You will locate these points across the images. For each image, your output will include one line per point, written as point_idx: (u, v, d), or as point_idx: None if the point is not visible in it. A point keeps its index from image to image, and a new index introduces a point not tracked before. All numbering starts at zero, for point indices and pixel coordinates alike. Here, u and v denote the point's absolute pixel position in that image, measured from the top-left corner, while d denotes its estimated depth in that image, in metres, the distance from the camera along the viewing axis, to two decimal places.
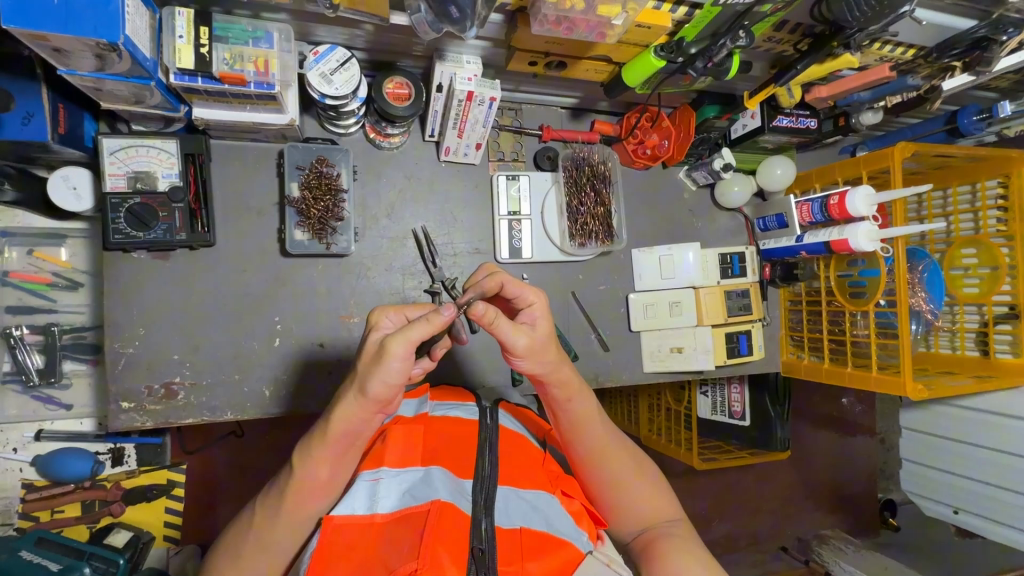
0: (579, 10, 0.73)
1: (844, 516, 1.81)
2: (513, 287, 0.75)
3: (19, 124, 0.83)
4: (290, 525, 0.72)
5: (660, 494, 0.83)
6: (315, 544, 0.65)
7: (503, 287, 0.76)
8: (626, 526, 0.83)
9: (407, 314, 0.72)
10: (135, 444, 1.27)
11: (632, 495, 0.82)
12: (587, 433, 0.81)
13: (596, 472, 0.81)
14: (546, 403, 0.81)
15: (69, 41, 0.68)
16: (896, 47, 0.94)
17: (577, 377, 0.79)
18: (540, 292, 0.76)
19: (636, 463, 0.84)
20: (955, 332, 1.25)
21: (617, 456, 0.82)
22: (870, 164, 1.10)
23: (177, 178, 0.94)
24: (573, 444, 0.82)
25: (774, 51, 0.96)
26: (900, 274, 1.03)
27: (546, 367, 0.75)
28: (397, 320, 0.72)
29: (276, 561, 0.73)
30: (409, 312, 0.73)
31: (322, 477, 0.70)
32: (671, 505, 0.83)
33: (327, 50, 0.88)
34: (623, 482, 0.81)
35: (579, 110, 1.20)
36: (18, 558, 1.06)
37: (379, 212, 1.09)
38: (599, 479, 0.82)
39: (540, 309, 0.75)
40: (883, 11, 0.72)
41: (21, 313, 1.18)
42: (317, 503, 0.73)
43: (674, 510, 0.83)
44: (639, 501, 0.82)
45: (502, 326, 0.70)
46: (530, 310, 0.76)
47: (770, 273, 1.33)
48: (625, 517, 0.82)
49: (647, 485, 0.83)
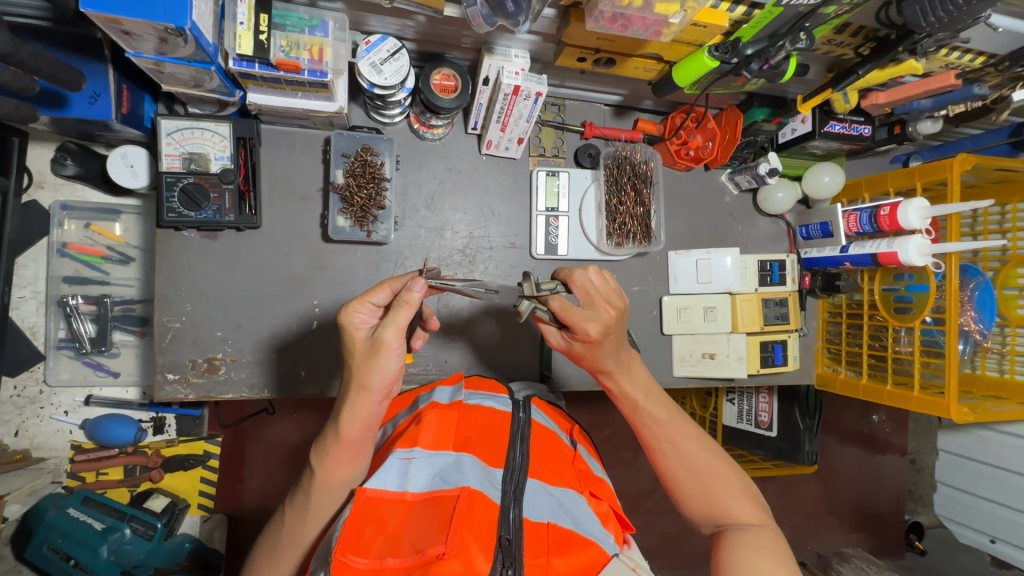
0: (637, 7, 0.72)
1: (868, 535, 1.76)
2: (566, 313, 0.76)
3: (86, 103, 0.88)
4: (329, 490, 0.74)
5: (746, 494, 0.78)
6: (347, 512, 0.65)
7: (573, 279, 0.80)
8: (700, 513, 0.79)
9: (373, 302, 0.73)
10: (176, 414, 1.32)
11: (712, 488, 0.78)
12: (660, 422, 0.82)
13: (669, 455, 0.81)
14: (619, 398, 0.86)
15: (139, 25, 0.70)
16: (964, 53, 0.89)
17: (642, 376, 0.85)
18: (582, 279, 0.79)
19: (716, 457, 0.81)
20: (1005, 354, 1.17)
21: (690, 445, 0.81)
22: (926, 175, 1.05)
23: (229, 161, 0.97)
24: (646, 426, 0.83)
25: (833, 54, 0.93)
26: (952, 291, 0.99)
27: (612, 363, 0.82)
28: (369, 316, 0.74)
29: (313, 524, 0.75)
30: (371, 299, 0.73)
31: (352, 441, 0.72)
32: (757, 511, 0.77)
33: (378, 41, 0.88)
34: (698, 467, 0.80)
35: (622, 108, 1.19)
36: (67, 515, 1.15)
37: (419, 202, 1.10)
38: (672, 465, 0.81)
39: (591, 293, 0.79)
40: (962, 17, 0.69)
41: (76, 283, 1.26)
42: (351, 472, 0.75)
43: (762, 516, 0.77)
44: (722, 496, 0.77)
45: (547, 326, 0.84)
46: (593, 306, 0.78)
47: (810, 283, 1.28)
48: (704, 506, 0.78)
49: (731, 483, 0.78)
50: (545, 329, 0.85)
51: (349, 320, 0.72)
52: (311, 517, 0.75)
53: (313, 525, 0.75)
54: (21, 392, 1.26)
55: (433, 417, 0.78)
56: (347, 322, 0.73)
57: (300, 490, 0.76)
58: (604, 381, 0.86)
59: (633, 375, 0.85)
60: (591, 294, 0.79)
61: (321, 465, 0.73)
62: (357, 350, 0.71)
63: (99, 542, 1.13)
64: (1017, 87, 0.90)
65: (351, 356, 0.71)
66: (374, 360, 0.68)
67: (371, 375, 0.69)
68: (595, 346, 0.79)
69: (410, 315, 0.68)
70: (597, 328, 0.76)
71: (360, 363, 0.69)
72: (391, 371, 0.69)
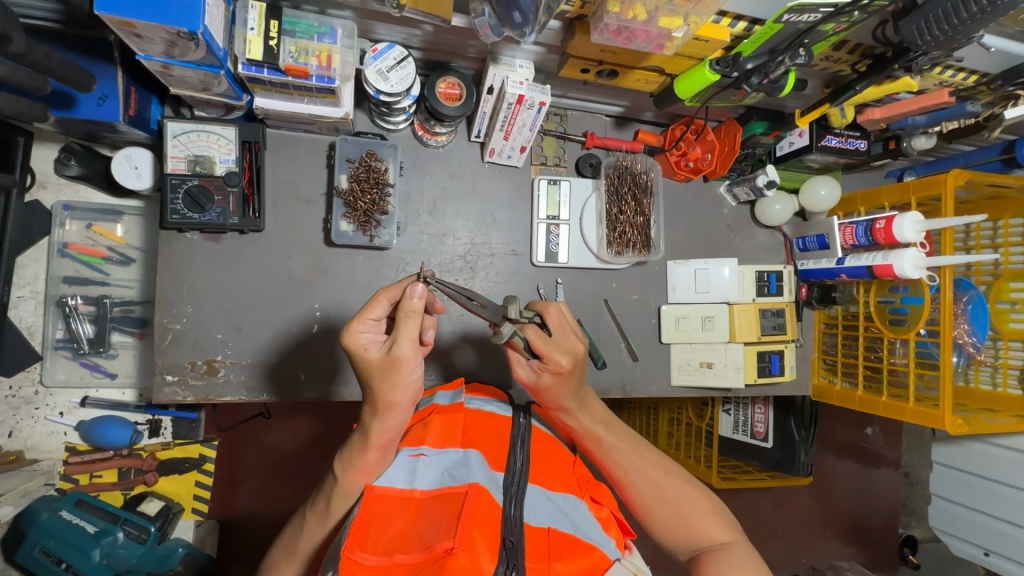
0: (641, 21, 0.73)
1: (861, 548, 1.77)
2: (541, 344, 0.76)
3: (94, 104, 0.88)
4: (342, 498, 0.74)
5: (716, 513, 0.79)
6: (356, 511, 0.65)
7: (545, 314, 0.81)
8: (675, 541, 0.79)
9: (373, 318, 0.72)
10: (172, 417, 1.32)
11: (684, 512, 0.79)
12: (622, 453, 0.82)
13: (635, 485, 0.81)
14: (579, 432, 0.85)
15: (152, 28, 0.71)
16: (957, 72, 0.93)
17: (601, 410, 0.86)
18: (556, 309, 0.82)
19: (682, 478, 0.82)
20: (997, 368, 1.18)
21: (655, 473, 0.81)
22: (920, 190, 1.07)
23: (234, 164, 0.97)
24: (609, 458, 0.83)
25: (830, 70, 0.95)
26: (946, 304, 1.00)
27: (573, 400, 0.82)
28: (371, 330, 0.72)
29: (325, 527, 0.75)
30: (370, 314, 0.71)
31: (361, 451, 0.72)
32: (728, 528, 0.78)
33: (385, 48, 0.90)
34: (667, 494, 0.80)
35: (623, 119, 1.21)
36: (60, 518, 1.13)
37: (421, 208, 1.11)
38: (641, 497, 0.81)
39: (564, 327, 0.81)
40: (955, 37, 0.70)
41: (76, 283, 1.26)
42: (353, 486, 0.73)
43: (733, 533, 0.78)
44: (693, 519, 0.78)
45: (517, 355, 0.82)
46: (566, 340, 0.79)
47: (806, 294, 1.29)
48: (677, 532, 0.79)
49: (700, 504, 0.80)
50: (514, 357, 0.83)
51: (353, 343, 0.70)
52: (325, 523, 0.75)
53: (325, 530, 0.75)
54: (16, 393, 1.25)
55: (440, 420, 0.79)
56: (352, 345, 0.70)
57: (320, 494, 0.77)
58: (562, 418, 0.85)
59: (591, 410, 0.85)
60: (564, 322, 0.81)
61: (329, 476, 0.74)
62: (374, 371, 0.69)
63: (92, 546, 1.11)
64: (1008, 105, 0.90)
65: (367, 376, 0.70)
66: (396, 376, 0.68)
67: (395, 389, 0.69)
68: (564, 379, 0.79)
69: (419, 323, 0.68)
70: (569, 359, 0.77)
71: (381, 382, 0.69)
72: (414, 381, 0.70)
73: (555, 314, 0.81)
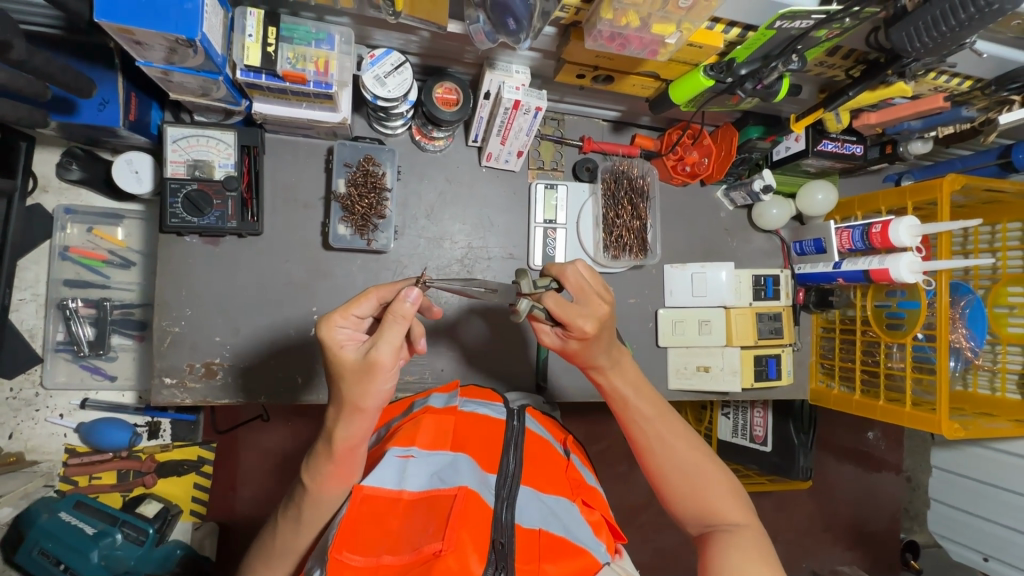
0: (634, 28, 0.74)
1: (862, 554, 1.76)
2: (561, 311, 0.76)
3: (95, 110, 0.89)
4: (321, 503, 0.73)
5: (733, 494, 0.79)
6: (344, 510, 0.65)
7: (564, 279, 0.81)
8: (689, 515, 0.79)
9: (357, 314, 0.72)
10: (171, 419, 1.33)
11: (700, 488, 0.79)
12: (650, 420, 0.83)
13: (658, 454, 0.81)
14: (607, 394, 0.86)
15: (151, 35, 0.72)
16: (951, 78, 0.92)
17: (631, 374, 0.85)
18: (576, 271, 0.81)
19: (705, 455, 0.82)
20: (996, 372, 1.18)
21: (677, 446, 0.81)
22: (917, 195, 1.07)
23: (233, 168, 0.98)
24: (635, 423, 0.83)
25: (825, 76, 0.96)
26: (942, 309, 1.01)
27: (601, 362, 0.82)
28: (351, 327, 0.71)
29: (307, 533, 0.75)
30: (354, 310, 0.71)
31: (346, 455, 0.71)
32: (743, 510, 0.78)
33: (382, 54, 0.91)
34: (687, 467, 0.80)
35: (620, 123, 1.22)
36: (58, 520, 1.14)
37: (419, 213, 1.12)
38: (662, 466, 0.81)
39: (585, 291, 0.80)
40: (946, 43, 0.71)
41: (77, 286, 1.27)
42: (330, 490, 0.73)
43: (748, 516, 0.77)
44: (709, 496, 0.78)
45: (541, 324, 0.84)
46: (589, 304, 0.78)
47: (804, 298, 1.30)
48: (691, 506, 0.79)
49: (718, 483, 0.79)
50: (539, 328, 0.85)
51: (332, 339, 0.69)
52: (304, 528, 0.75)
53: (306, 536, 0.76)
54: (17, 395, 1.26)
55: (430, 421, 0.79)
56: (329, 339, 0.69)
57: (290, 501, 0.76)
58: (596, 377, 0.85)
59: (623, 371, 0.85)
60: (584, 287, 0.80)
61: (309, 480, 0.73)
62: (347, 372, 0.67)
63: (90, 546, 1.12)
64: (1003, 110, 0.92)
65: (339, 377, 0.68)
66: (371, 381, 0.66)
67: (365, 394, 0.68)
68: (592, 345, 0.79)
69: (405, 331, 0.67)
70: (593, 324, 0.76)
71: (353, 384, 0.67)
72: (386, 391, 0.68)
73: (573, 279, 0.81)
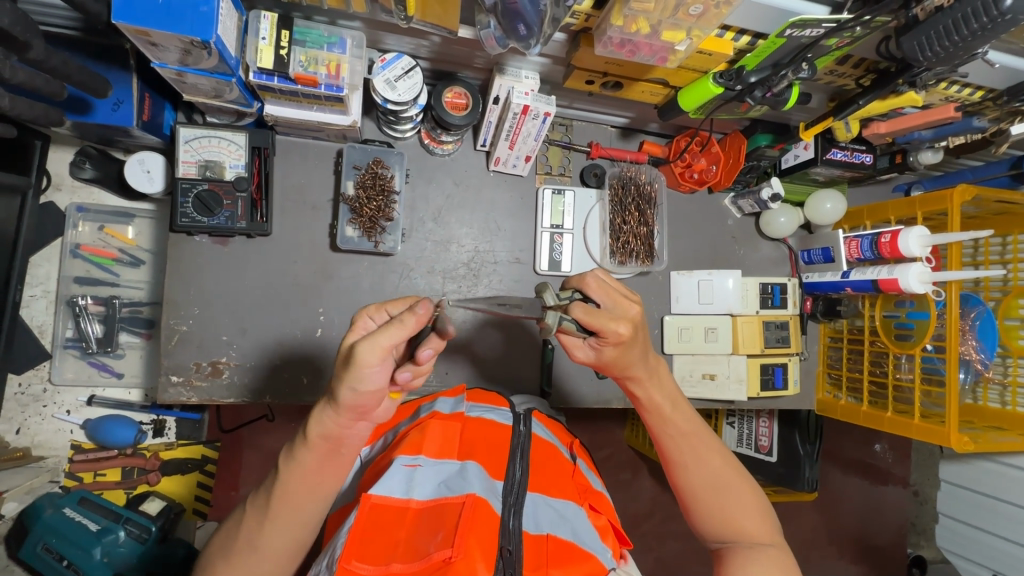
0: (644, 34, 0.74)
1: (868, 567, 1.74)
2: (590, 318, 0.70)
3: (109, 110, 0.91)
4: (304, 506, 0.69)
5: (759, 515, 0.79)
6: (352, 520, 0.65)
7: (587, 289, 0.77)
8: (709, 529, 0.80)
9: (388, 311, 0.67)
10: (176, 417, 1.34)
11: (728, 507, 0.79)
12: (685, 436, 0.82)
13: (688, 470, 0.81)
14: (640, 407, 0.83)
15: (166, 37, 0.73)
16: (963, 87, 0.93)
17: (669, 390, 0.82)
18: (598, 281, 0.76)
19: (736, 473, 0.81)
20: (1007, 386, 1.17)
21: (710, 463, 0.81)
22: (927, 205, 1.06)
23: (243, 169, 0.99)
24: (667, 438, 0.82)
25: (834, 84, 0.96)
26: (953, 321, 1.00)
27: (637, 376, 0.79)
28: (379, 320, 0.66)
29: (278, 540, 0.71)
30: (390, 308, 0.67)
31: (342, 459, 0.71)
32: (768, 532, 0.78)
33: (393, 58, 0.92)
34: (716, 484, 0.80)
35: (629, 130, 1.22)
36: (61, 514, 1.14)
37: (426, 215, 1.12)
38: (691, 480, 0.81)
39: (616, 299, 0.74)
40: (957, 53, 0.70)
41: (87, 284, 1.28)
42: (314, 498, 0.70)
43: (774, 538, 0.78)
44: (734, 514, 0.78)
45: (567, 338, 0.78)
46: (622, 310, 0.74)
47: (811, 307, 1.28)
48: (716, 523, 0.79)
49: (746, 501, 0.79)
50: (568, 343, 0.78)
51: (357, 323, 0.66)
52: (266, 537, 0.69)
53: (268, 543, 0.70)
54: (25, 390, 1.27)
55: (437, 427, 0.79)
56: (355, 322, 0.66)
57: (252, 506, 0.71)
58: (633, 391, 0.82)
59: (662, 384, 0.82)
60: (610, 290, 0.75)
61: (296, 496, 0.68)
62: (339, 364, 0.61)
63: (93, 542, 1.11)
64: (1014, 121, 0.91)
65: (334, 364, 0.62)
66: (351, 382, 0.58)
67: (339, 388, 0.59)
68: (626, 354, 0.75)
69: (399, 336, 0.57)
70: (627, 327, 0.72)
71: (337, 379, 0.59)
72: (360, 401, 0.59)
73: (595, 286, 0.76)
